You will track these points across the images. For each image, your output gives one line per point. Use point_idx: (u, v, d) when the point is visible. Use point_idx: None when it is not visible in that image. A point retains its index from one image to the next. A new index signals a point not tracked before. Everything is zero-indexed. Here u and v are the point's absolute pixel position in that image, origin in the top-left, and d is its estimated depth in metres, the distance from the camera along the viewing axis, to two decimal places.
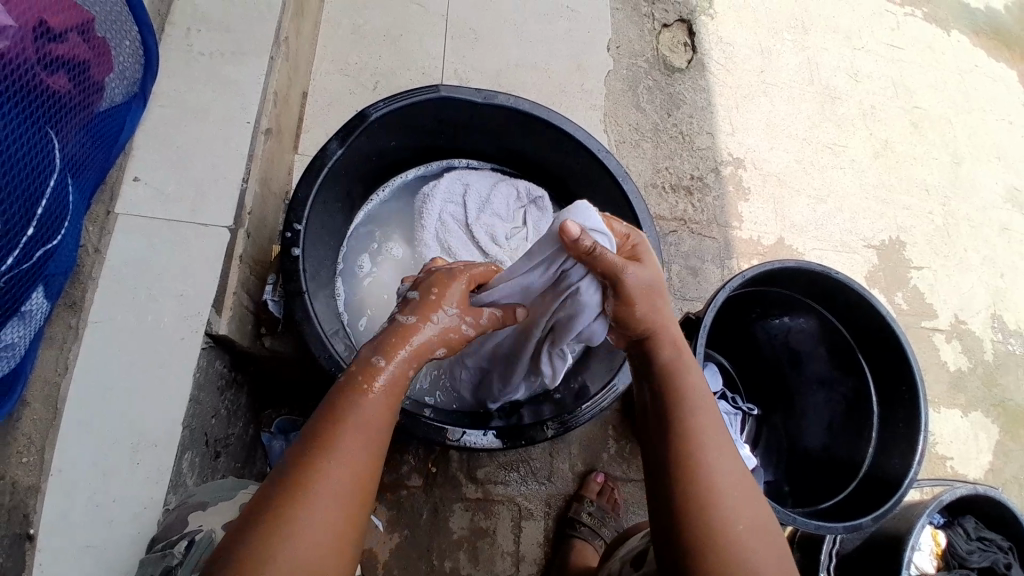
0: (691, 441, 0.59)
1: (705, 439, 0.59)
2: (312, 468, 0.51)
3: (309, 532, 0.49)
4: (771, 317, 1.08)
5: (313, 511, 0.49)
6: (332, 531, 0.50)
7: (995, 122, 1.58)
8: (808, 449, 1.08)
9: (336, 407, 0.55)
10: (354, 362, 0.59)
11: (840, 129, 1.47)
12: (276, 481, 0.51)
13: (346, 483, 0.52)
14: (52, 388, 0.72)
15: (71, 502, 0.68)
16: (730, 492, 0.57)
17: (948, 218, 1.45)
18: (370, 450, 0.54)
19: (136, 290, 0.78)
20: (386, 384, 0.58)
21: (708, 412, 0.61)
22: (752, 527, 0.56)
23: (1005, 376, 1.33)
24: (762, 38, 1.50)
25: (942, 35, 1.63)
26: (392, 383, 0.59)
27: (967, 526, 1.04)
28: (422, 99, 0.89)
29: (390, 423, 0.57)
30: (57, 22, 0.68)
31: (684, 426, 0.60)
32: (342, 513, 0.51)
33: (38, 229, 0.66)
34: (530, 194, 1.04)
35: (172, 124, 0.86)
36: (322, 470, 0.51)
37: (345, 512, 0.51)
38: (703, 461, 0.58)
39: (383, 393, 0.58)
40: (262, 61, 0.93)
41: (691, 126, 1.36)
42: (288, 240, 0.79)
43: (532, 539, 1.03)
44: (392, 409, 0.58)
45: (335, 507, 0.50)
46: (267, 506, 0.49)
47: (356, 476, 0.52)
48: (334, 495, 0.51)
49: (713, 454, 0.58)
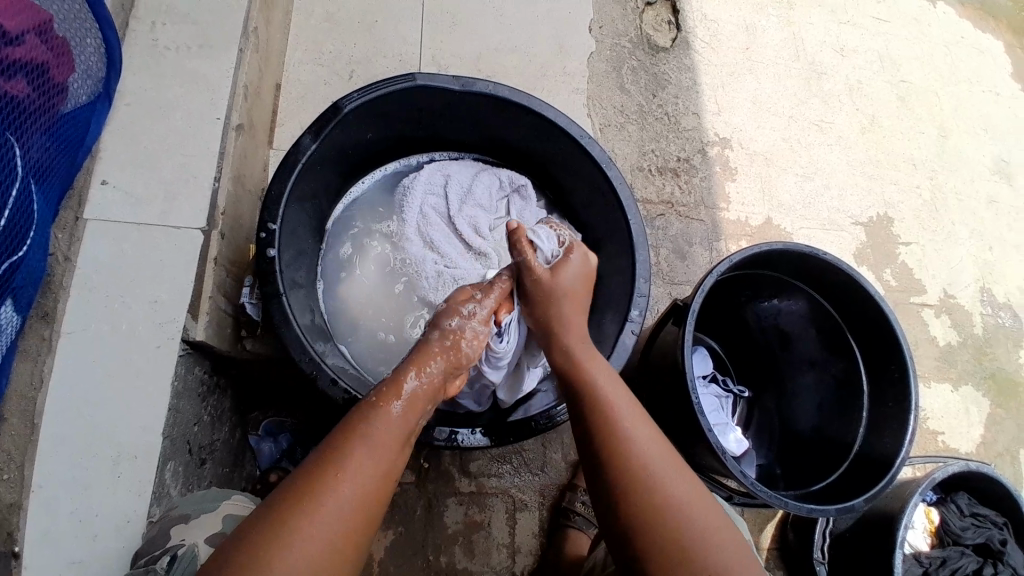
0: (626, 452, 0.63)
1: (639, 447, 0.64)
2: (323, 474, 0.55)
3: (318, 533, 0.53)
4: (760, 300, 1.07)
5: (316, 516, 0.53)
6: (335, 541, 0.53)
7: (982, 93, 1.57)
8: (800, 430, 1.08)
9: (354, 421, 0.60)
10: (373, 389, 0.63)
11: (826, 105, 1.45)
12: (285, 490, 0.55)
13: (356, 491, 0.56)
14: (28, 403, 0.70)
15: (54, 517, 0.67)
16: (675, 497, 0.61)
17: (935, 192, 1.44)
18: (383, 464, 0.58)
19: (109, 298, 0.75)
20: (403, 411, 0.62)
21: (630, 423, 0.66)
22: (688, 500, 0.61)
23: (995, 348, 1.34)
24: (746, 13, 1.47)
25: (927, 6, 1.61)
26: (410, 403, 0.63)
27: (960, 503, 1.06)
28: (397, 88, 0.86)
29: (403, 447, 0.61)
30: (9, 25, 0.66)
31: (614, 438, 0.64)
32: (348, 523, 0.54)
33: (2, 240, 0.64)
34: (513, 183, 1.02)
35: (139, 124, 0.83)
36: (332, 481, 0.55)
37: (352, 522, 0.55)
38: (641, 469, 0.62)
39: (399, 420, 0.62)
40: (230, 55, 0.90)
41: (676, 106, 1.34)
42: (264, 240, 0.77)
43: (527, 530, 1.03)
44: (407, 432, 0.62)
45: (346, 511, 0.55)
46: (282, 509, 0.53)
47: (363, 490, 0.56)
48: (342, 504, 0.55)
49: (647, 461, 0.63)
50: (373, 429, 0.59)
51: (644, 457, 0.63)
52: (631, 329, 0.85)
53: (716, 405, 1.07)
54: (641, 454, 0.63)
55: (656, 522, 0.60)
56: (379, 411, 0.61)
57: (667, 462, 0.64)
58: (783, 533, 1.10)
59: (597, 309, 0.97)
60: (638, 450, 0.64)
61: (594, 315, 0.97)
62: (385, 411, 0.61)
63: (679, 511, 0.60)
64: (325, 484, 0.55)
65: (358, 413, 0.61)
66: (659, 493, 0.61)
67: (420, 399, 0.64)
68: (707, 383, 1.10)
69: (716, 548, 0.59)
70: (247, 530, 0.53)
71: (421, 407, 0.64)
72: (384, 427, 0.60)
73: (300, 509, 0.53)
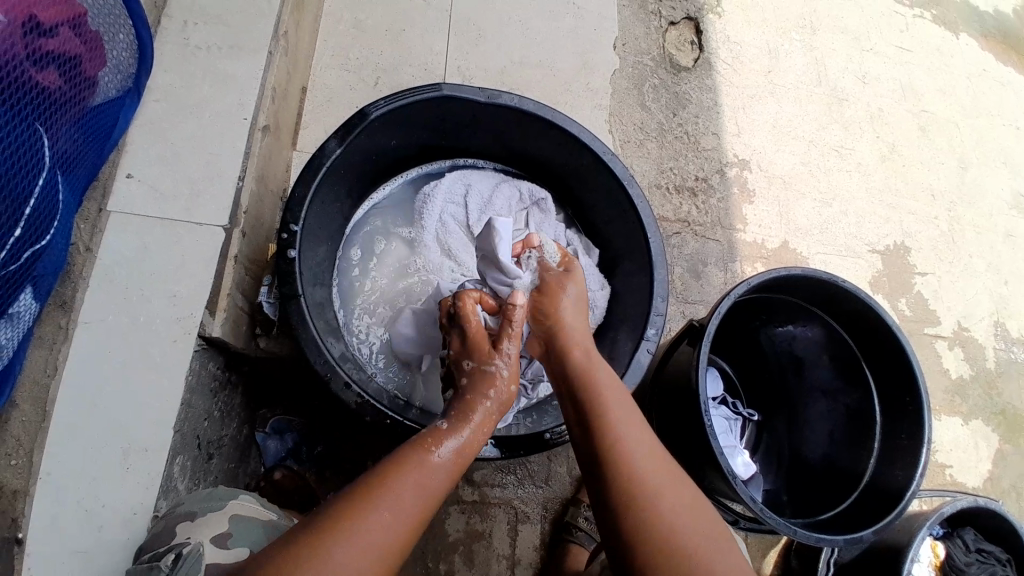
0: (631, 482, 0.61)
1: (643, 477, 0.61)
2: (353, 504, 0.54)
3: (345, 564, 0.50)
4: (775, 325, 1.07)
5: (352, 538, 0.52)
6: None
7: (1003, 127, 1.57)
8: (810, 458, 1.07)
9: (384, 468, 0.58)
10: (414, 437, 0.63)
11: (846, 131, 1.44)
12: (318, 516, 0.54)
13: (381, 537, 0.53)
14: (42, 390, 0.71)
15: (62, 506, 0.67)
16: (682, 516, 0.59)
17: (952, 223, 1.43)
18: (419, 490, 0.58)
19: (128, 290, 0.76)
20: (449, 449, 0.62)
21: (633, 447, 0.64)
22: (697, 524, 0.59)
23: (1007, 383, 1.32)
24: (769, 37, 1.47)
25: (951, 38, 1.61)
26: (455, 449, 0.63)
27: (966, 538, 1.04)
28: (423, 97, 0.87)
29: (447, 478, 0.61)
30: (46, 16, 0.66)
31: (618, 469, 0.62)
32: (378, 557, 0.52)
33: (27, 228, 0.64)
34: (533, 197, 1.02)
35: (167, 120, 0.84)
36: (357, 524, 0.52)
37: (383, 550, 0.53)
38: (649, 497, 0.60)
39: (444, 449, 0.62)
40: (260, 56, 0.91)
41: (696, 126, 1.34)
42: (285, 241, 0.77)
43: (528, 542, 1.02)
44: (453, 464, 0.62)
45: (375, 544, 0.53)
46: (308, 535, 0.52)
47: (397, 521, 0.55)
48: (378, 527, 0.53)
49: (654, 489, 0.61)
50: (407, 475, 0.58)
51: (654, 488, 0.61)
52: (647, 348, 0.85)
53: (726, 428, 1.07)
54: (647, 483, 0.61)
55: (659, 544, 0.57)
56: (420, 458, 0.60)
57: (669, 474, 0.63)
58: (786, 560, 1.08)
59: (612, 325, 0.97)
60: (641, 478, 0.61)
61: (608, 331, 0.97)
62: (425, 459, 0.60)
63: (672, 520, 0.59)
64: (354, 511, 0.53)
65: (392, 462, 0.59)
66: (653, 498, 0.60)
67: (462, 450, 0.63)
68: (717, 405, 1.10)
69: (716, 554, 0.58)
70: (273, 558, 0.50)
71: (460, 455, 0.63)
72: (427, 458, 0.60)
73: (324, 551, 0.50)
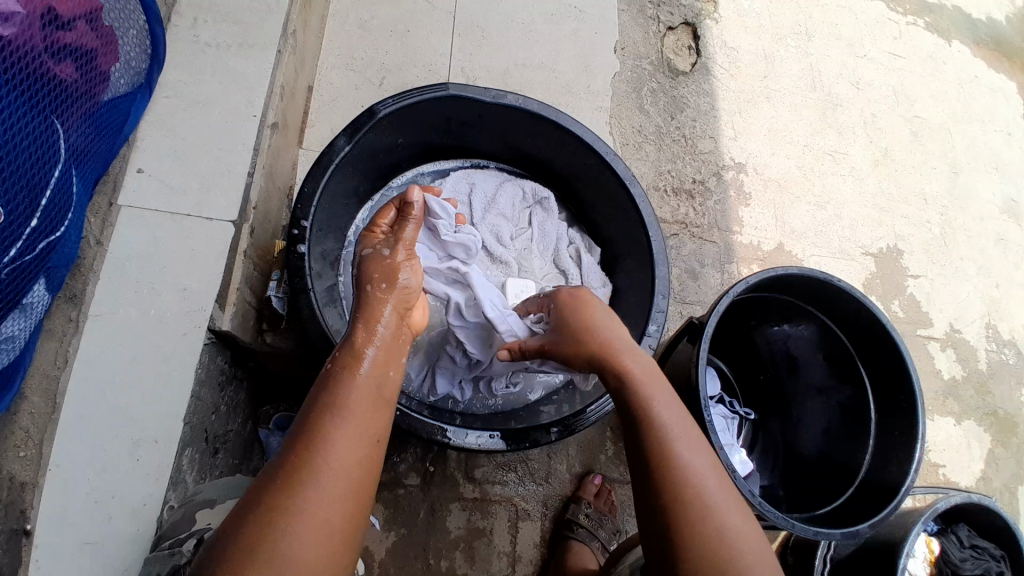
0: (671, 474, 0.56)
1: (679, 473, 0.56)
2: (301, 471, 0.50)
3: (304, 540, 0.48)
4: (770, 324, 1.09)
5: (308, 509, 0.49)
6: (329, 535, 0.49)
7: (994, 133, 1.60)
8: (805, 454, 1.08)
9: (322, 395, 0.55)
10: (332, 365, 0.59)
11: (840, 137, 1.47)
12: (269, 483, 0.50)
13: (343, 474, 0.51)
14: (51, 381, 0.71)
15: (71, 497, 0.67)
16: (725, 515, 0.54)
17: (945, 228, 1.46)
18: (360, 436, 0.54)
19: (139, 283, 0.77)
20: (372, 369, 0.59)
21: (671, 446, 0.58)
22: (742, 525, 0.55)
23: (998, 385, 1.35)
24: (765, 43, 1.50)
25: (944, 45, 1.65)
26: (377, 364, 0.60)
27: (961, 534, 1.06)
28: (429, 96, 0.88)
29: (379, 409, 0.58)
30: (65, 9, 0.67)
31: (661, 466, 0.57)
32: (337, 523, 0.50)
33: (42, 220, 0.65)
34: (536, 195, 1.05)
35: (179, 116, 0.85)
36: (315, 469, 0.50)
37: (341, 512, 0.50)
38: (690, 498, 0.55)
39: (370, 375, 0.59)
40: (269, 55, 0.92)
41: (694, 129, 1.36)
42: (295, 236, 0.78)
43: (529, 539, 1.03)
44: (380, 391, 0.59)
45: (327, 511, 0.49)
46: (262, 508, 0.49)
47: (344, 479, 0.51)
48: (330, 494, 0.50)
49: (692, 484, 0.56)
50: (350, 399, 0.56)
51: (693, 486, 0.55)
52: (648, 343, 0.86)
53: (724, 426, 1.08)
54: (682, 475, 0.56)
55: (705, 541, 0.53)
56: (348, 383, 0.57)
57: (689, 424, 0.60)
58: (783, 556, 1.11)
59: None
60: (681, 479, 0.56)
61: None
62: (356, 377, 0.58)
63: (696, 494, 0.55)
64: (304, 477, 0.50)
65: (326, 391, 0.56)
66: (682, 481, 0.56)
67: (385, 362, 0.61)
68: (714, 404, 1.11)
69: (752, 541, 0.54)
70: (238, 536, 0.48)
71: (390, 360, 0.62)
72: (357, 395, 0.57)
73: (288, 502, 0.49)
